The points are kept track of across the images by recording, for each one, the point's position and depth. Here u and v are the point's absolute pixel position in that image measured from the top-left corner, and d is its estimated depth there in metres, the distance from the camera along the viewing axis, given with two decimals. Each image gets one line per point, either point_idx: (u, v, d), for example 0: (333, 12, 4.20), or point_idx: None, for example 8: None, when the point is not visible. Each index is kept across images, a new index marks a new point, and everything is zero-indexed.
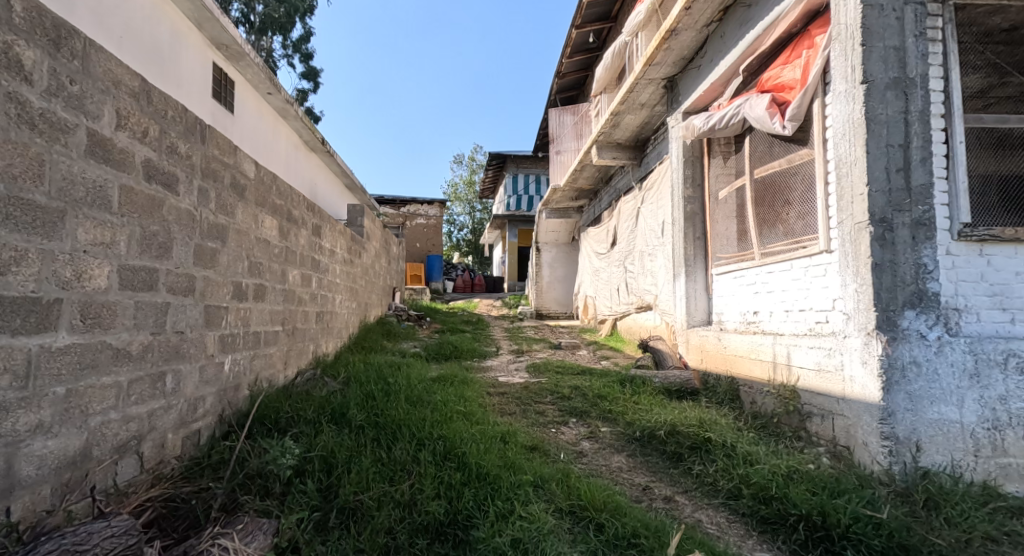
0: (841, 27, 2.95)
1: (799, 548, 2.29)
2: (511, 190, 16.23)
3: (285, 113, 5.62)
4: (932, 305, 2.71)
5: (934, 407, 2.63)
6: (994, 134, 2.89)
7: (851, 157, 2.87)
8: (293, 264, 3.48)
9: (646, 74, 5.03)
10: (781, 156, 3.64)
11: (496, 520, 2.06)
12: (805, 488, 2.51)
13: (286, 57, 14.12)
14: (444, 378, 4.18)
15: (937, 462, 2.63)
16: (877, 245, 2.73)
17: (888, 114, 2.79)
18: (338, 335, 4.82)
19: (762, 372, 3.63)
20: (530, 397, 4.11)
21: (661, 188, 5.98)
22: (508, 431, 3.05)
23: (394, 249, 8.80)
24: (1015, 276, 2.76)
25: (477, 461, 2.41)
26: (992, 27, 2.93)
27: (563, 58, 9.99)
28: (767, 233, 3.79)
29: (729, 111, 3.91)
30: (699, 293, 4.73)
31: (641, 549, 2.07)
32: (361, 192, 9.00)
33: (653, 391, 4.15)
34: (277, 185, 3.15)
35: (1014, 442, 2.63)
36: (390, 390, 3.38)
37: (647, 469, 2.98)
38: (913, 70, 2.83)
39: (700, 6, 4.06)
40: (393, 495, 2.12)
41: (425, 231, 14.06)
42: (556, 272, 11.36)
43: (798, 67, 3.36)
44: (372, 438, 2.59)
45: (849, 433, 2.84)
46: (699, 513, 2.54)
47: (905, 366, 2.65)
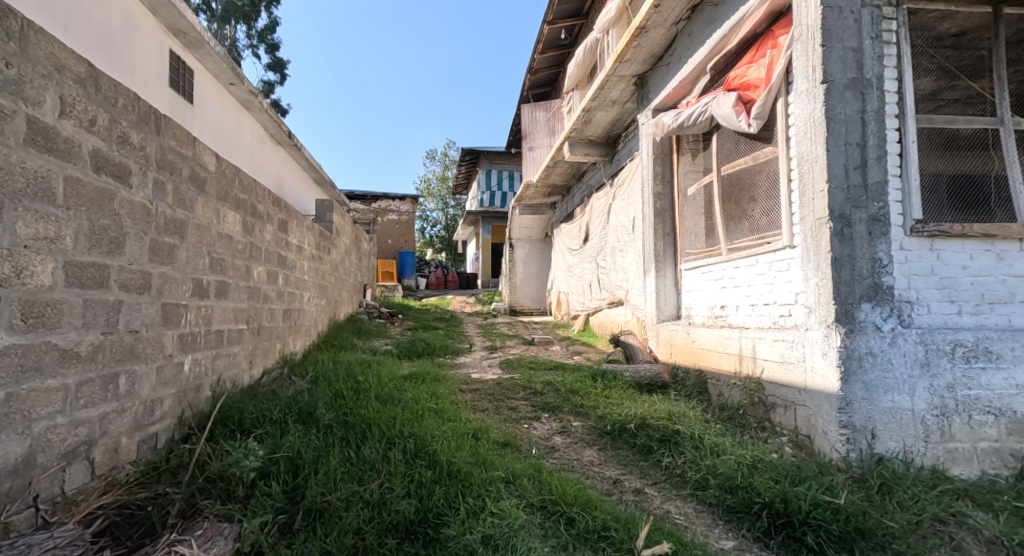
0: (802, 28, 3.03)
1: (762, 535, 2.36)
2: (484, 185, 16.19)
3: (249, 105, 5.44)
4: (887, 298, 2.82)
5: (889, 396, 2.74)
6: (944, 135, 3.01)
7: (812, 155, 2.95)
8: (258, 260, 3.38)
9: (616, 71, 5.06)
10: (747, 153, 3.72)
11: (466, 517, 2.05)
12: (769, 477, 2.58)
13: (251, 48, 13.70)
14: (416, 376, 4.14)
15: (891, 449, 2.74)
16: (836, 240, 2.82)
17: (846, 114, 2.88)
18: (307, 333, 4.71)
19: (729, 365, 3.72)
20: (503, 393, 4.12)
21: (632, 185, 6.05)
22: (480, 428, 3.04)
23: (365, 246, 8.67)
24: (963, 270, 2.89)
25: (447, 458, 2.39)
26: (941, 32, 3.07)
27: (535, 53, 9.98)
28: (733, 228, 3.87)
29: (697, 109, 3.98)
30: (669, 289, 4.80)
31: (610, 542, 2.09)
32: (330, 187, 8.82)
33: (624, 386, 4.20)
34: (239, 178, 3.05)
35: (961, 429, 2.76)
36: (360, 389, 3.32)
37: (618, 462, 3.02)
38: (870, 71, 2.92)
39: (670, 4, 4.10)
40: (362, 495, 2.08)
41: (397, 226, 13.90)
42: (530, 268, 11.39)
43: (762, 66, 3.44)
44: (341, 438, 2.54)
45: (810, 423, 2.94)
46: (667, 504, 2.59)
47: (861, 356, 2.75)
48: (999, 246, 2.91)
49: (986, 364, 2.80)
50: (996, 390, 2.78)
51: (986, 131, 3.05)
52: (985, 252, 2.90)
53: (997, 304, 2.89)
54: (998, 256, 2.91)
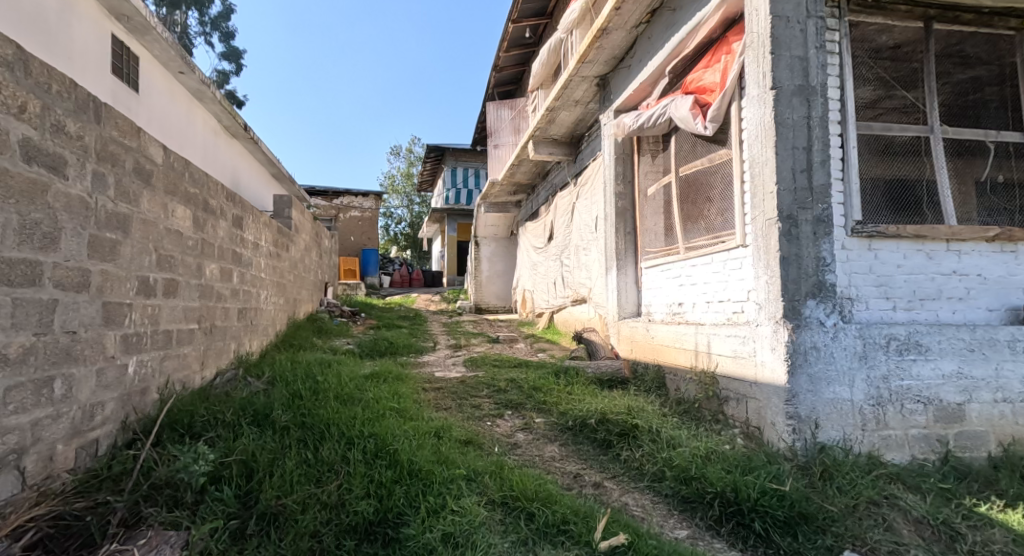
0: (754, 35, 3.15)
1: (714, 523, 2.46)
2: (450, 183, 16.09)
3: (201, 95, 5.23)
4: (830, 295, 2.96)
5: (831, 388, 2.87)
6: (882, 141, 3.20)
7: (762, 158, 3.07)
8: (210, 257, 3.26)
9: (579, 71, 5.13)
10: (704, 154, 3.84)
11: (426, 516, 2.05)
12: (721, 467, 2.68)
13: (203, 35, 13.17)
14: (377, 375, 4.09)
15: (833, 437, 2.87)
16: (784, 239, 2.95)
17: (794, 119, 3.01)
18: (264, 333, 4.58)
19: (685, 360, 3.84)
20: (467, 391, 4.12)
21: (594, 185, 6.15)
22: (442, 426, 3.04)
23: (326, 244, 8.46)
24: (897, 268, 3.08)
25: (408, 457, 2.37)
26: (880, 44, 3.27)
27: (499, 51, 9.97)
28: (690, 228, 3.99)
29: (657, 111, 4.08)
30: (630, 287, 4.91)
31: (569, 536, 2.13)
32: (289, 182, 8.59)
33: (585, 382, 4.28)
34: (189, 171, 2.93)
35: (895, 417, 2.92)
36: (318, 389, 3.27)
37: (578, 457, 3.08)
38: (815, 79, 3.05)
39: (630, 7, 4.18)
40: (319, 497, 2.05)
41: (360, 223, 13.67)
42: (495, 266, 11.39)
43: (717, 71, 3.56)
44: (297, 439, 2.49)
45: (760, 415, 3.06)
46: (626, 496, 2.66)
47: (806, 350, 2.88)
48: (929, 246, 3.12)
49: (917, 356, 2.96)
50: (926, 380, 2.95)
51: (919, 139, 3.26)
52: (917, 251, 3.10)
53: (928, 301, 3.10)
54: (928, 255, 3.11)
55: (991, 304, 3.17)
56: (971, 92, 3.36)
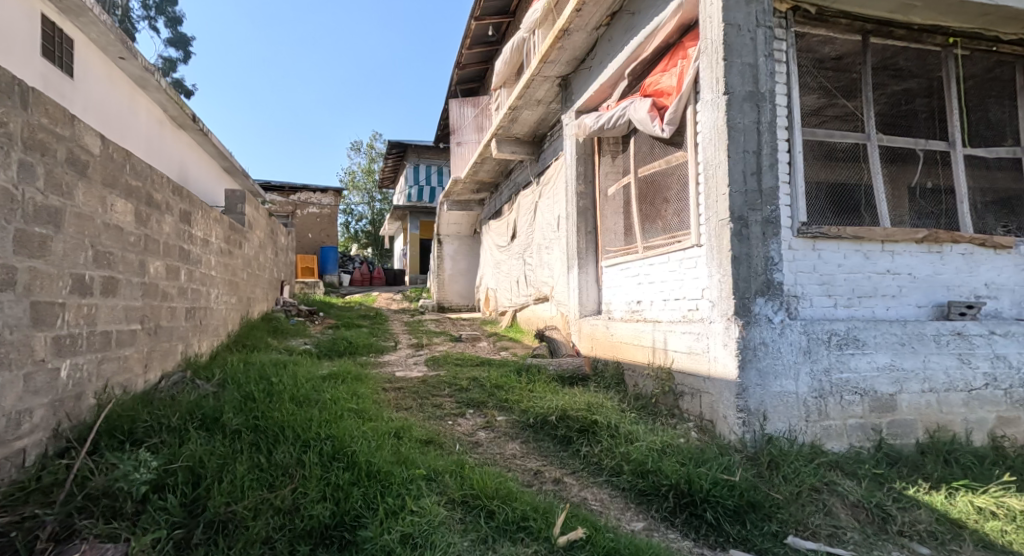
0: (708, 42, 3.26)
1: (669, 515, 2.53)
2: (412, 180, 15.89)
3: (144, 82, 4.97)
4: (777, 293, 3.10)
5: (779, 382, 3.00)
6: (824, 147, 3.37)
7: (716, 161, 3.18)
8: (154, 254, 3.12)
9: (541, 71, 5.17)
10: (661, 156, 3.95)
11: (385, 517, 2.02)
12: (676, 460, 2.77)
13: (148, 20, 12.54)
14: (335, 375, 4.01)
15: (780, 429, 2.99)
16: (736, 240, 3.07)
17: (745, 124, 3.12)
18: (215, 333, 4.41)
19: (643, 357, 3.94)
20: (428, 391, 4.10)
21: (556, 184, 6.23)
22: (401, 426, 3.01)
23: (282, 241, 8.22)
24: (838, 268, 3.26)
25: (366, 459, 2.34)
26: (823, 55, 3.45)
27: (462, 48, 9.93)
28: (648, 228, 4.09)
29: (617, 113, 4.18)
30: (591, 285, 4.99)
31: (529, 532, 2.15)
32: (242, 177, 8.29)
33: (547, 379, 4.33)
34: (130, 163, 2.79)
35: (836, 409, 3.06)
36: (273, 390, 3.18)
37: (539, 454, 3.12)
38: (764, 85, 3.17)
39: (590, 9, 4.25)
40: (272, 502, 1.99)
41: (318, 220, 13.35)
42: (458, 265, 11.34)
43: (674, 75, 3.67)
44: (249, 443, 2.41)
45: (713, 409, 3.18)
46: (584, 491, 2.71)
47: (756, 346, 3.00)
48: (867, 247, 3.31)
49: (855, 350, 3.13)
50: (864, 372, 3.12)
51: (858, 145, 3.45)
52: (856, 252, 3.29)
53: (865, 298, 3.29)
54: (866, 255, 3.31)
55: (921, 301, 3.40)
56: (904, 103, 3.59)
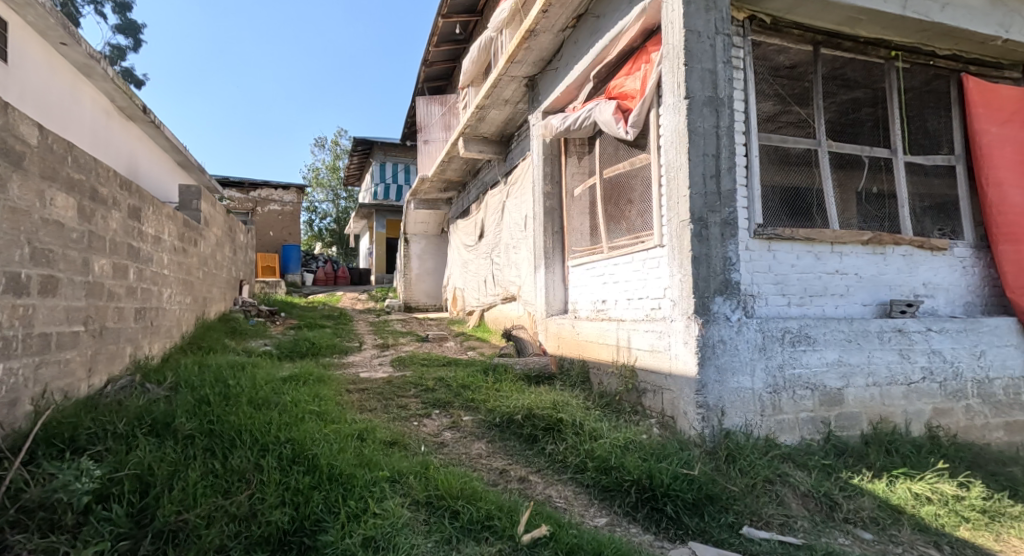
0: (670, 46, 3.33)
1: (631, 510, 2.58)
2: (378, 177, 15.66)
3: (89, 70, 4.73)
4: (735, 292, 3.20)
5: (735, 378, 3.10)
6: (779, 152, 3.51)
7: (677, 163, 3.26)
8: (99, 252, 2.97)
9: (508, 71, 5.19)
10: (626, 158, 4.02)
11: (347, 521, 1.99)
12: (638, 456, 2.82)
13: (94, 4, 11.92)
14: (297, 377, 3.91)
15: (737, 424, 3.08)
16: (696, 240, 3.14)
17: (704, 127, 3.21)
18: (168, 334, 4.24)
19: (608, 355, 4.00)
20: (393, 391, 4.05)
21: (523, 184, 6.25)
22: (364, 428, 2.97)
23: (241, 239, 7.96)
24: (791, 268, 3.40)
25: (327, 462, 2.29)
26: (778, 63, 3.59)
27: (429, 45, 9.86)
28: (613, 228, 4.16)
29: (583, 114, 4.24)
30: (557, 285, 5.03)
31: (493, 531, 2.16)
32: (197, 172, 7.99)
33: (513, 379, 4.35)
34: (73, 155, 2.65)
35: (789, 403, 3.18)
36: (230, 393, 3.08)
37: (504, 453, 3.13)
38: (723, 91, 3.26)
39: (556, 11, 4.28)
40: (227, 509, 1.93)
41: (280, 218, 13.00)
42: (425, 264, 11.23)
43: (638, 79, 3.74)
44: (203, 449, 2.33)
45: (674, 405, 3.26)
46: (549, 489, 2.74)
47: (714, 344, 3.08)
48: (818, 248, 3.46)
49: (807, 347, 3.26)
50: (815, 368, 3.25)
51: (810, 151, 3.59)
52: (808, 253, 3.44)
53: (816, 297, 3.44)
54: (817, 256, 3.46)
55: (867, 300, 3.57)
56: (852, 111, 3.77)
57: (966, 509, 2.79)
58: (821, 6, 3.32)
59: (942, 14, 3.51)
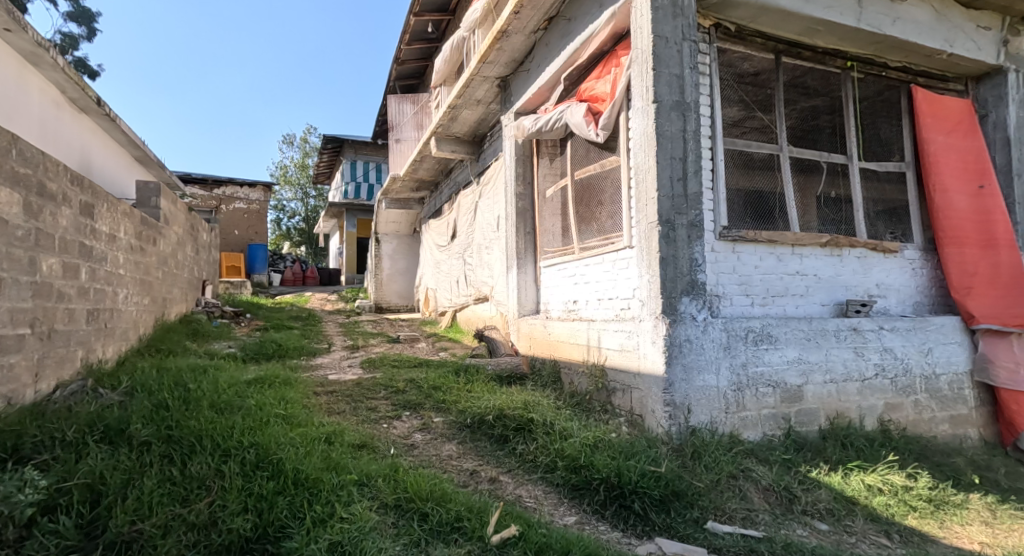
0: (638, 51, 3.39)
1: (599, 507, 2.60)
2: (349, 176, 15.42)
3: (36, 58, 4.50)
4: (701, 293, 3.27)
5: (702, 376, 3.16)
6: (743, 156, 3.61)
7: (645, 166, 3.31)
8: (48, 250, 2.84)
9: (480, 71, 5.18)
10: (596, 160, 4.06)
11: (312, 526, 1.94)
12: (607, 454, 2.85)
13: None
14: (262, 380, 3.82)
15: (703, 421, 3.14)
16: (664, 242, 3.20)
17: (672, 131, 3.27)
18: (124, 337, 4.08)
19: (579, 355, 4.04)
20: (363, 393, 3.99)
21: (496, 185, 6.26)
22: (332, 431, 2.92)
23: (204, 238, 7.73)
24: (755, 269, 3.50)
25: (293, 467, 2.24)
26: (743, 70, 3.70)
27: (401, 43, 9.77)
28: (584, 230, 4.20)
29: (554, 116, 4.29)
30: (529, 285, 5.05)
31: (462, 532, 2.15)
32: (157, 168, 7.72)
33: (485, 379, 4.35)
34: (18, 148, 2.52)
35: (752, 400, 3.27)
36: (190, 397, 2.98)
37: (475, 454, 3.12)
38: (690, 96, 3.33)
39: (528, 13, 4.30)
40: (185, 518, 1.87)
41: (245, 216, 12.66)
42: (397, 264, 11.11)
43: (608, 82, 3.79)
44: (160, 455, 2.25)
45: (642, 404, 3.30)
46: (520, 489, 2.75)
47: (681, 343, 3.14)
48: (780, 250, 3.58)
49: (769, 345, 3.36)
50: (776, 366, 3.35)
51: (772, 156, 3.70)
52: (770, 254, 3.55)
53: (778, 297, 3.56)
54: (778, 258, 3.57)
55: (825, 299, 3.71)
56: (812, 118, 3.91)
57: (914, 499, 2.93)
58: (782, 16, 3.45)
59: (894, 27, 3.68)
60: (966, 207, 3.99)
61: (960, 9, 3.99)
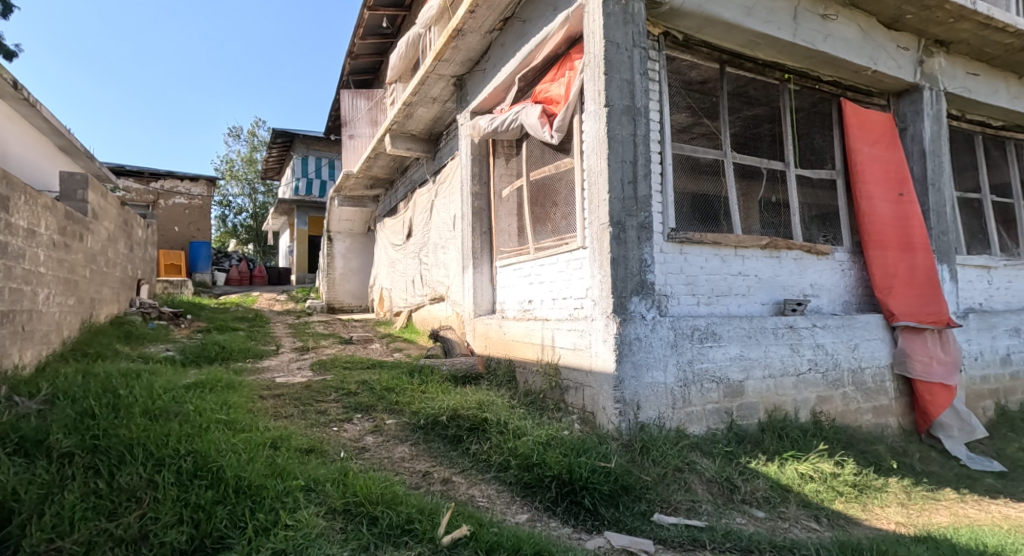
0: (591, 55, 3.45)
1: (551, 504, 2.64)
2: (300, 171, 14.94)
3: None
4: (650, 292, 3.36)
5: (650, 373, 3.24)
6: (690, 161, 3.74)
7: (598, 168, 3.37)
8: None
9: (435, 69, 5.13)
10: (551, 161, 4.11)
11: (254, 536, 1.86)
12: (559, 451, 2.88)
13: None
14: (202, 384, 3.64)
15: (652, 417, 3.22)
16: (615, 243, 3.27)
17: (623, 135, 3.34)
18: (45, 340, 3.79)
19: (533, 354, 4.07)
20: (312, 397, 3.87)
21: (452, 185, 6.23)
22: (278, 436, 2.82)
23: (139, 234, 7.30)
24: (701, 269, 3.64)
25: (234, 474, 2.15)
26: (690, 78, 3.83)
27: (354, 37, 9.56)
28: (539, 230, 4.24)
29: (510, 116, 4.32)
30: (485, 285, 5.05)
31: (413, 534, 2.11)
32: (84, 158, 7.22)
33: (439, 380, 4.32)
34: None
35: (697, 395, 3.38)
36: (120, 404, 2.81)
37: (428, 455, 3.10)
38: (640, 101, 3.42)
39: (483, 12, 4.29)
40: (112, 532, 1.78)
41: (186, 212, 12.04)
42: (350, 263, 10.85)
43: (563, 85, 3.84)
44: (84, 468, 2.11)
45: (594, 401, 3.37)
46: (473, 489, 2.74)
47: (631, 341, 3.22)
48: (723, 251, 3.73)
49: (713, 343, 3.49)
50: (719, 362, 3.49)
51: (717, 161, 3.85)
52: (715, 256, 3.70)
53: (722, 296, 3.71)
54: (722, 259, 3.73)
55: (764, 299, 3.90)
56: (754, 126, 4.10)
57: (840, 484, 3.13)
58: (725, 28, 3.59)
59: (825, 44, 3.91)
60: (889, 213, 4.29)
61: (883, 29, 4.28)
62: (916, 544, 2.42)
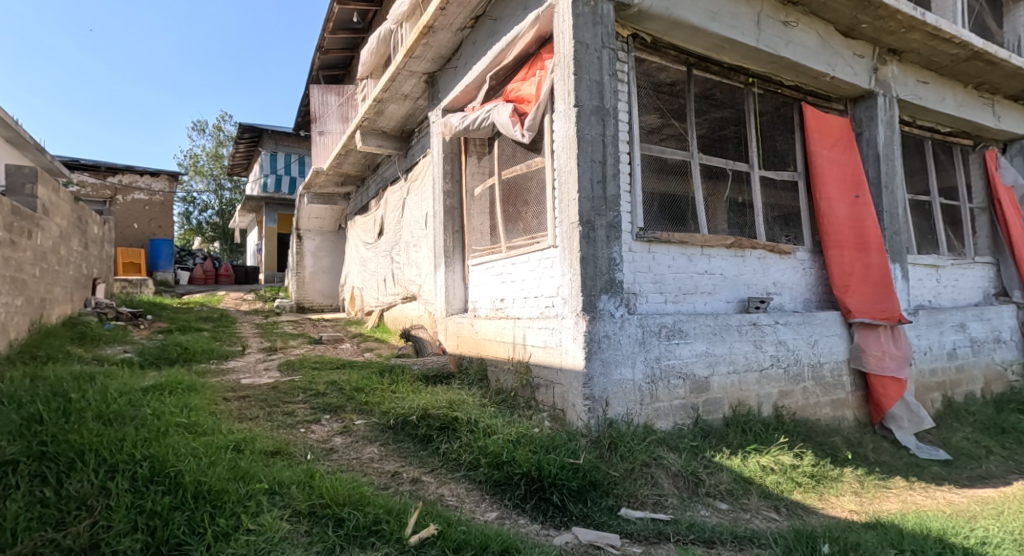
0: (561, 55, 3.47)
1: (520, 502, 2.64)
2: (268, 168, 14.57)
3: None
4: (619, 290, 3.40)
5: (619, 370, 3.28)
6: (658, 161, 3.81)
7: (567, 168, 3.40)
8: None
9: (406, 66, 5.07)
10: (522, 160, 4.12)
11: (213, 541, 1.81)
12: (529, 449, 2.89)
13: None
14: (161, 386, 3.51)
15: (620, 413, 3.26)
16: (584, 242, 3.30)
17: (592, 135, 3.37)
18: None
19: (505, 352, 4.08)
20: (279, 398, 3.79)
21: (424, 182, 6.17)
22: (242, 439, 2.75)
23: (94, 231, 7.00)
24: (668, 268, 3.71)
25: (193, 479, 2.08)
26: (659, 80, 3.90)
27: (324, 32, 9.39)
28: (510, 229, 4.25)
29: (481, 115, 4.30)
30: (457, 283, 5.02)
31: (380, 535, 2.08)
32: (31, 151, 6.88)
33: (410, 379, 4.29)
34: None
35: (664, 391, 3.44)
36: (71, 409, 2.69)
37: (398, 455, 3.07)
38: (609, 102, 3.46)
39: (454, 10, 4.27)
40: (59, 543, 1.71)
41: (145, 208, 11.60)
42: (320, 262, 10.64)
43: (533, 84, 3.85)
44: (30, 476, 2.03)
45: (564, 398, 3.39)
46: (442, 488, 2.73)
47: (600, 339, 3.25)
48: (690, 250, 3.81)
49: (680, 340, 3.55)
50: (686, 359, 3.56)
51: (684, 162, 3.93)
52: (682, 254, 3.77)
53: (688, 294, 3.79)
54: (689, 258, 3.81)
55: (729, 297, 4.00)
56: (720, 128, 4.19)
57: (799, 475, 3.25)
58: (691, 32, 3.67)
59: (787, 49, 4.04)
60: (846, 214, 4.46)
61: (841, 36, 4.44)
62: (866, 530, 2.52)
